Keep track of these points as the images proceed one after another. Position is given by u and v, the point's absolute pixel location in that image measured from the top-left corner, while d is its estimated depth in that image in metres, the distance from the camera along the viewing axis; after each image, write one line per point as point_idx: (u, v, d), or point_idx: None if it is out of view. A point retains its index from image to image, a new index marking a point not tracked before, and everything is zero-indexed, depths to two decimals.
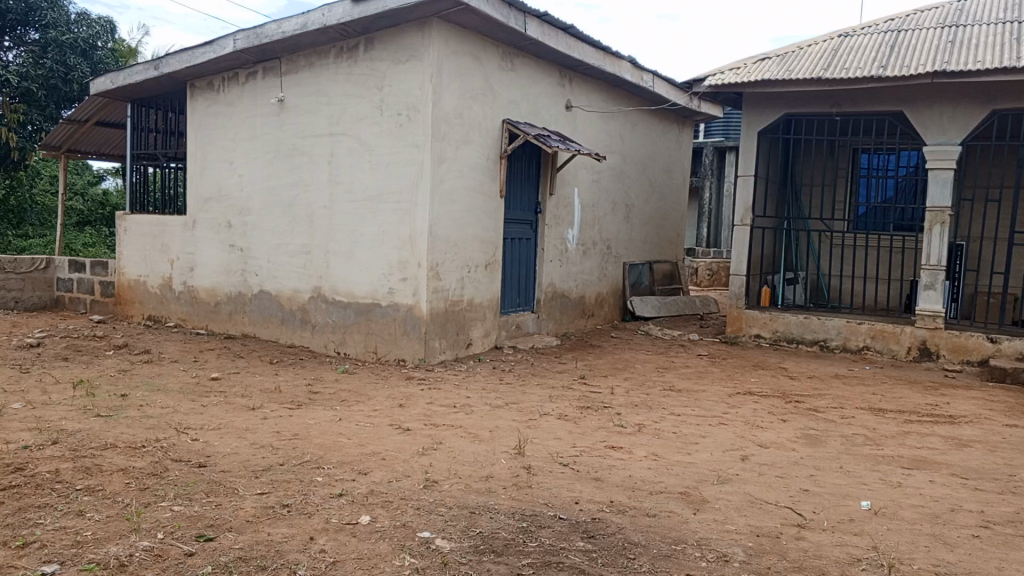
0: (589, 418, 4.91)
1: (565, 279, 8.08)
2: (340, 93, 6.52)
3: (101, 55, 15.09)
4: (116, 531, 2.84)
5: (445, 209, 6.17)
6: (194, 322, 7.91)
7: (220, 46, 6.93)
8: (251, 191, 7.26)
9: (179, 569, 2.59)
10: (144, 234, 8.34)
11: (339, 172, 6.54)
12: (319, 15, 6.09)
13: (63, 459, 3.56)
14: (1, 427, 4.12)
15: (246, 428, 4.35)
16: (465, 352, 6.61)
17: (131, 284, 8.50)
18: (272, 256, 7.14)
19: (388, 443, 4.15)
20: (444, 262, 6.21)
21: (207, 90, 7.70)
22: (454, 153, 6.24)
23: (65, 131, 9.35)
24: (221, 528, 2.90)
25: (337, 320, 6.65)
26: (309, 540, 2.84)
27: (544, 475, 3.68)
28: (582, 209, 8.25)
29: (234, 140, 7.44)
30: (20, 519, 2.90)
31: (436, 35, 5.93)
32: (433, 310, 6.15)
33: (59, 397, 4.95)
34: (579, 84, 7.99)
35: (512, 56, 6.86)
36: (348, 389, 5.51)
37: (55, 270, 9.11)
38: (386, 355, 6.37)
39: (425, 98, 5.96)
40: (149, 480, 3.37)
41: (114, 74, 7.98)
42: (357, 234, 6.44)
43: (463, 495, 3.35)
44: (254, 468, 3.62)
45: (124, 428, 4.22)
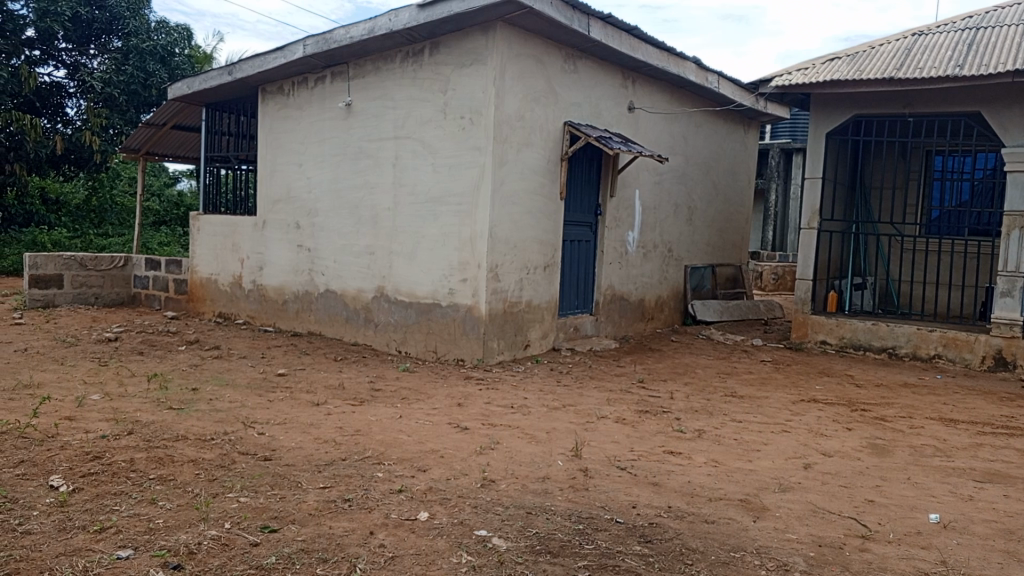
0: (648, 422, 4.87)
1: (625, 281, 8.04)
2: (405, 97, 6.63)
3: (179, 61, 15.64)
4: (186, 519, 2.96)
5: (506, 210, 6.21)
6: (262, 320, 8.15)
7: (291, 52, 7.14)
8: (319, 193, 7.45)
9: (245, 558, 2.68)
10: (216, 234, 8.63)
11: (403, 174, 6.65)
12: (386, 21, 6.21)
13: (137, 449, 3.73)
14: (81, 417, 4.34)
15: (310, 423, 4.47)
16: (524, 353, 6.64)
17: (203, 282, 8.82)
18: (337, 256, 7.30)
19: (447, 442, 4.21)
20: (503, 263, 6.25)
21: (278, 95, 7.93)
22: (515, 155, 6.28)
23: (144, 133, 9.75)
24: (284, 520, 2.99)
25: (398, 319, 6.77)
26: (368, 535, 2.91)
27: (600, 478, 3.67)
28: (644, 211, 8.19)
29: (303, 143, 7.64)
30: (98, 505, 3.05)
31: (499, 38, 5.97)
32: (492, 311, 6.20)
33: (135, 389, 5.17)
34: (642, 85, 7.94)
35: (574, 58, 6.86)
36: (409, 388, 5.60)
37: (132, 268, 9.50)
38: (445, 355, 6.45)
39: (488, 102, 6.02)
40: (218, 471, 3.50)
41: (191, 80, 8.30)
42: (419, 236, 6.54)
43: (520, 495, 3.37)
44: (317, 462, 3.72)
45: (195, 420, 4.39)
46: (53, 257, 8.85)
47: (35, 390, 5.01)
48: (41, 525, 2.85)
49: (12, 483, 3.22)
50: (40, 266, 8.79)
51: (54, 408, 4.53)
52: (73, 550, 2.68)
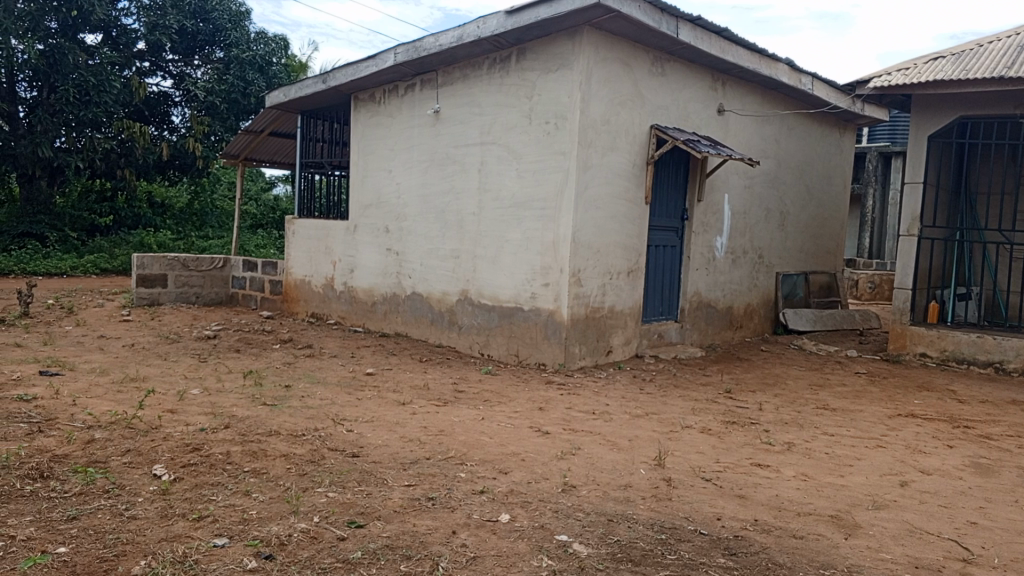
0: (735, 433, 4.76)
1: (712, 287, 7.88)
2: (492, 102, 6.70)
3: (276, 70, 16.38)
4: (278, 511, 3.07)
5: (589, 215, 6.18)
6: (352, 320, 8.38)
7: (382, 61, 7.33)
8: (408, 198, 7.61)
9: (332, 551, 2.76)
10: (310, 237, 8.93)
11: (488, 179, 6.72)
12: (474, 28, 6.31)
13: (234, 442, 3.90)
14: (182, 410, 4.57)
15: (396, 422, 4.57)
16: (606, 359, 6.60)
17: (298, 283, 9.14)
18: (424, 259, 7.44)
19: (528, 445, 4.22)
20: (586, 268, 6.22)
21: (370, 103, 8.16)
22: (600, 160, 6.25)
23: (244, 141, 10.19)
24: (370, 516, 3.07)
25: (482, 323, 6.84)
26: (451, 534, 2.95)
27: (684, 488, 3.61)
28: (733, 216, 8.02)
29: (392, 150, 7.83)
30: (197, 495, 3.20)
31: (586, 43, 5.96)
32: (574, 316, 6.18)
33: (231, 385, 5.42)
34: (732, 87, 7.77)
35: (662, 60, 6.79)
36: (491, 390, 5.64)
37: (230, 269, 9.89)
38: (527, 359, 6.47)
39: (573, 107, 6.02)
40: (308, 466, 3.62)
41: (287, 88, 8.62)
42: (503, 240, 6.60)
43: (601, 502, 3.35)
44: (402, 460, 3.80)
45: (287, 416, 4.56)
46: (159, 258, 9.35)
47: (141, 383, 5.31)
48: (145, 511, 3.02)
49: (120, 470, 3.42)
50: (147, 266, 9.31)
51: (158, 401, 4.79)
52: (173, 536, 2.82)
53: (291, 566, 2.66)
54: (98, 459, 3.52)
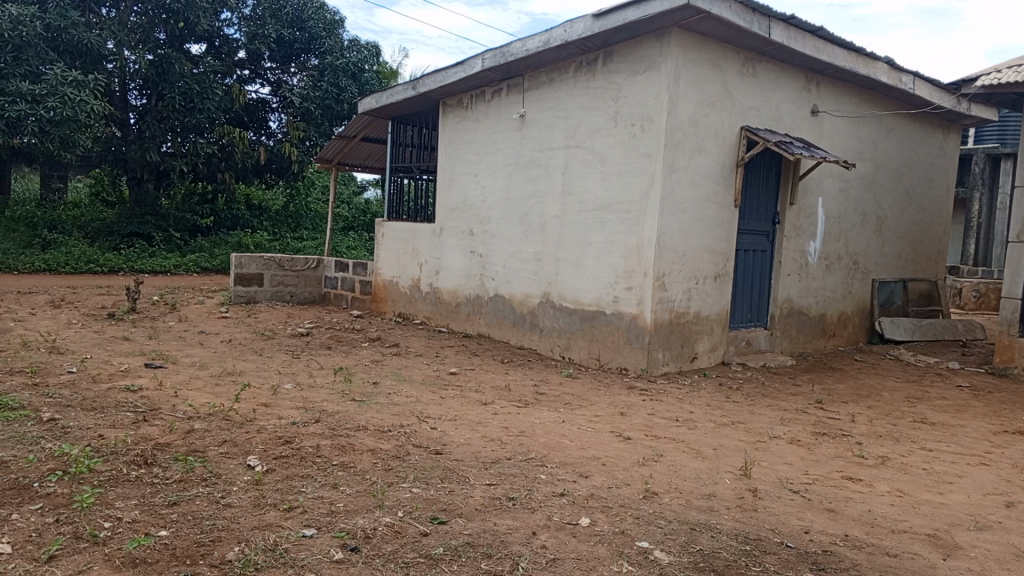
0: (825, 445, 4.61)
1: (803, 294, 7.64)
2: (578, 106, 6.70)
3: (368, 77, 16.89)
4: (363, 505, 3.16)
5: (675, 218, 6.09)
6: (437, 320, 8.53)
7: (470, 66, 7.44)
8: (492, 201, 7.69)
9: (415, 546, 2.82)
10: (398, 239, 9.14)
11: (572, 182, 6.72)
12: (561, 32, 6.32)
13: (323, 436, 4.03)
14: (275, 403, 4.76)
15: (478, 421, 4.63)
16: (690, 365, 6.48)
17: (386, 283, 9.37)
18: (507, 262, 7.50)
19: (609, 450, 4.20)
20: (671, 272, 6.13)
21: (457, 108, 8.29)
22: (687, 162, 6.14)
23: (337, 146, 10.51)
24: (452, 513, 3.12)
25: (563, 326, 6.84)
26: (531, 535, 2.96)
27: (771, 500, 3.52)
28: (826, 221, 7.75)
29: (478, 154, 7.93)
30: (287, 486, 3.32)
31: (674, 44, 5.89)
32: (658, 321, 6.09)
33: (322, 380, 5.62)
34: (827, 88, 7.53)
35: (753, 61, 6.63)
36: (573, 394, 5.64)
37: (323, 269, 10.23)
38: (609, 363, 6.43)
39: (660, 108, 5.94)
40: (393, 461, 3.71)
41: (378, 94, 8.85)
42: (586, 243, 6.58)
43: (683, 510, 3.30)
44: (484, 459, 3.84)
45: (375, 412, 4.69)
46: (256, 258, 9.74)
47: (238, 377, 5.57)
48: (240, 499, 3.16)
49: (217, 460, 3.58)
50: (245, 266, 9.70)
51: (254, 394, 4.99)
52: (265, 525, 2.94)
53: (375, 559, 2.73)
54: (197, 449, 3.70)
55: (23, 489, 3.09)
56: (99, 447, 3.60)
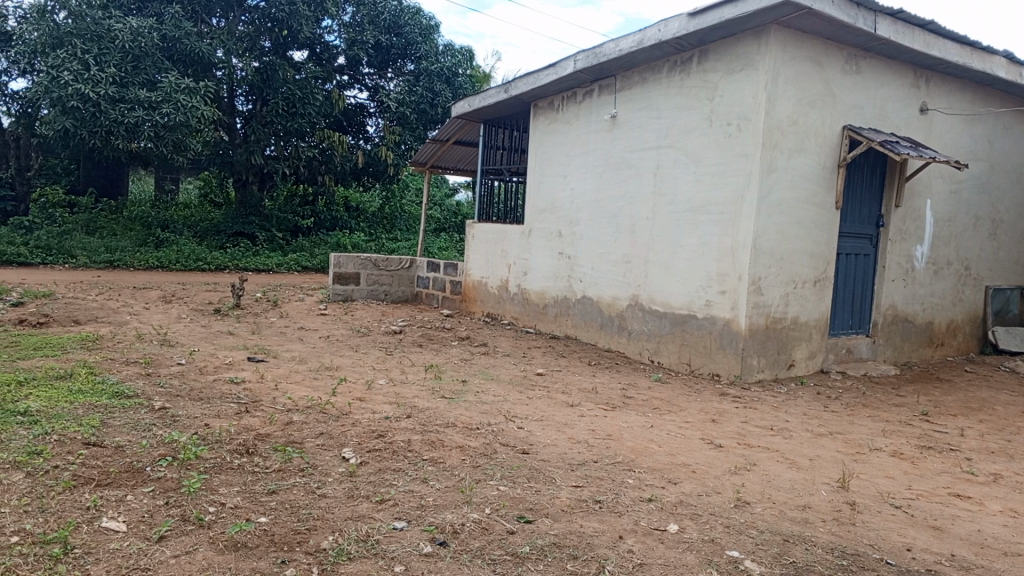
0: (931, 460, 4.38)
1: (909, 300, 7.29)
2: (671, 106, 6.60)
3: (461, 81, 17.29)
4: (452, 500, 3.21)
5: (772, 220, 5.91)
6: (524, 321, 8.57)
7: (562, 68, 7.46)
8: (581, 203, 7.67)
9: (502, 543, 2.85)
10: (488, 241, 9.25)
11: (664, 183, 6.62)
12: (655, 31, 6.26)
13: (414, 431, 4.12)
14: (370, 398, 4.89)
15: (565, 423, 4.63)
16: (787, 373, 6.28)
17: (475, 284, 9.49)
18: (596, 264, 7.47)
19: (699, 457, 4.12)
20: (768, 276, 5.95)
21: (548, 109, 8.32)
22: (786, 162, 5.95)
23: (431, 149, 10.73)
24: (539, 513, 3.13)
25: (653, 329, 6.75)
26: (617, 538, 2.94)
27: (870, 514, 3.37)
28: (936, 224, 7.38)
29: (568, 155, 7.93)
30: (380, 478, 3.42)
31: (773, 41, 5.72)
32: (753, 326, 5.92)
33: (414, 376, 5.76)
34: (938, 84, 7.16)
35: (858, 57, 6.38)
36: (662, 398, 5.55)
37: (416, 269, 10.46)
38: (700, 368, 6.30)
39: (757, 107, 5.78)
40: (482, 459, 3.75)
41: (472, 98, 8.97)
42: (677, 245, 6.47)
43: (776, 521, 3.20)
44: (571, 461, 3.84)
45: (464, 409, 4.76)
46: (352, 258, 10.02)
47: (335, 371, 5.76)
48: (335, 490, 3.27)
49: (314, 451, 3.71)
50: (342, 265, 10.00)
51: (349, 389, 5.16)
52: (358, 516, 3.02)
53: (463, 554, 2.77)
54: (295, 440, 3.85)
55: (136, 472, 3.28)
56: (205, 435, 3.79)
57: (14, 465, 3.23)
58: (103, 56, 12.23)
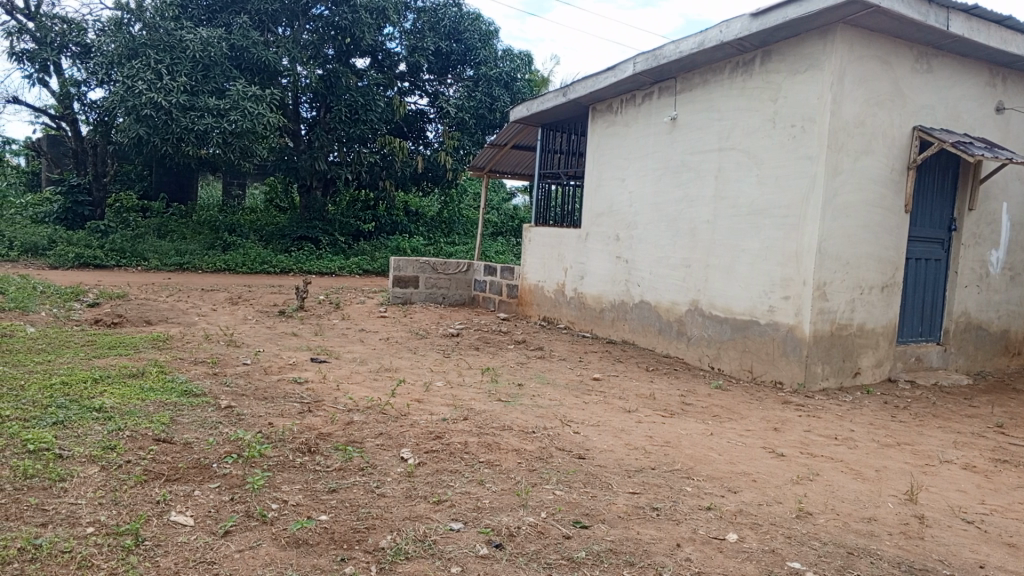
0: (1006, 474, 4.20)
1: (984, 308, 7.02)
2: (733, 107, 6.50)
3: (519, 86, 17.32)
4: (508, 503, 3.22)
5: (838, 224, 5.76)
6: (581, 325, 8.54)
7: (621, 70, 7.42)
8: (639, 206, 7.62)
9: (558, 548, 2.84)
10: (545, 244, 9.25)
11: (725, 186, 6.52)
12: (717, 32, 6.18)
13: (471, 433, 4.14)
14: (427, 400, 4.95)
15: (622, 429, 4.60)
16: (853, 381, 6.11)
17: (531, 287, 9.51)
18: (654, 268, 7.40)
19: (760, 466, 4.04)
20: (833, 282, 5.80)
21: (606, 113, 8.29)
22: (852, 164, 5.80)
23: (488, 154, 10.79)
24: (595, 518, 3.11)
25: (713, 335, 6.65)
26: (675, 546, 2.91)
27: (940, 529, 3.25)
28: (1012, 228, 7.08)
29: (627, 158, 7.89)
30: (437, 480, 3.45)
31: (840, 41, 5.58)
32: (818, 333, 5.78)
33: (470, 379, 5.80)
34: (1015, 83, 6.88)
35: (929, 56, 6.17)
36: (721, 406, 5.46)
37: (474, 273, 10.50)
38: (762, 375, 6.18)
39: (823, 108, 5.64)
40: (537, 462, 3.76)
41: (530, 102, 9.00)
42: (739, 249, 6.36)
43: (840, 533, 3.12)
44: (627, 467, 3.81)
45: (519, 413, 4.77)
46: (412, 261, 10.15)
47: (394, 373, 5.85)
48: (393, 490, 3.31)
49: (373, 451, 3.77)
50: (401, 268, 10.15)
51: (407, 390, 5.22)
52: (415, 516, 3.06)
53: (519, 557, 2.77)
54: (355, 439, 3.91)
55: (203, 468, 3.39)
56: (269, 433, 3.88)
57: (90, 458, 3.37)
58: (175, 66, 12.67)
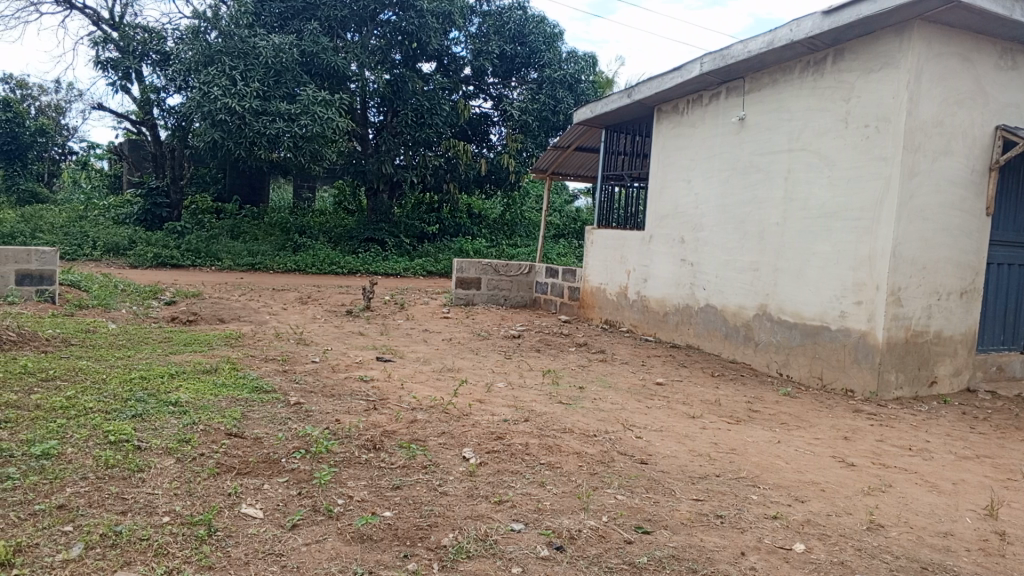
0: None
1: None
2: (803, 107, 6.35)
3: (584, 87, 17.23)
4: (569, 506, 3.22)
5: (914, 227, 5.57)
6: (644, 329, 8.46)
7: (687, 71, 7.33)
8: (705, 208, 7.51)
9: (620, 552, 2.82)
10: (608, 247, 9.20)
11: (795, 188, 6.37)
12: (787, 31, 6.06)
13: (532, 435, 4.15)
14: (489, 400, 4.98)
15: (686, 435, 4.54)
16: (929, 390, 5.90)
17: (594, 290, 9.46)
18: (720, 271, 7.27)
19: (829, 475, 3.93)
20: (909, 287, 5.61)
21: (672, 114, 8.20)
22: (930, 166, 5.59)
23: (552, 156, 10.81)
24: (657, 524, 3.08)
25: (781, 340, 6.50)
26: (740, 555, 2.86)
27: (1022, 546, 3.11)
28: None
29: (693, 160, 7.79)
30: (498, 480, 3.47)
31: (917, 38, 5.39)
32: (892, 340, 5.59)
33: (532, 381, 5.81)
34: None
35: (1013, 52, 5.91)
36: (790, 413, 5.34)
37: (535, 275, 10.51)
38: (832, 383, 6.01)
39: (898, 108, 5.46)
40: (599, 466, 3.74)
41: (594, 103, 8.97)
42: (809, 253, 6.20)
43: (913, 547, 3.02)
44: (691, 473, 3.76)
45: (581, 416, 4.75)
46: (474, 263, 10.24)
47: (457, 373, 5.90)
48: (455, 488, 3.35)
49: (436, 450, 3.82)
50: (464, 270, 10.26)
51: (469, 390, 5.26)
52: (477, 515, 3.08)
53: (580, 560, 2.77)
54: (419, 437, 3.97)
55: (273, 462, 3.49)
56: (336, 430, 3.97)
57: (166, 451, 3.51)
58: (249, 72, 13.08)
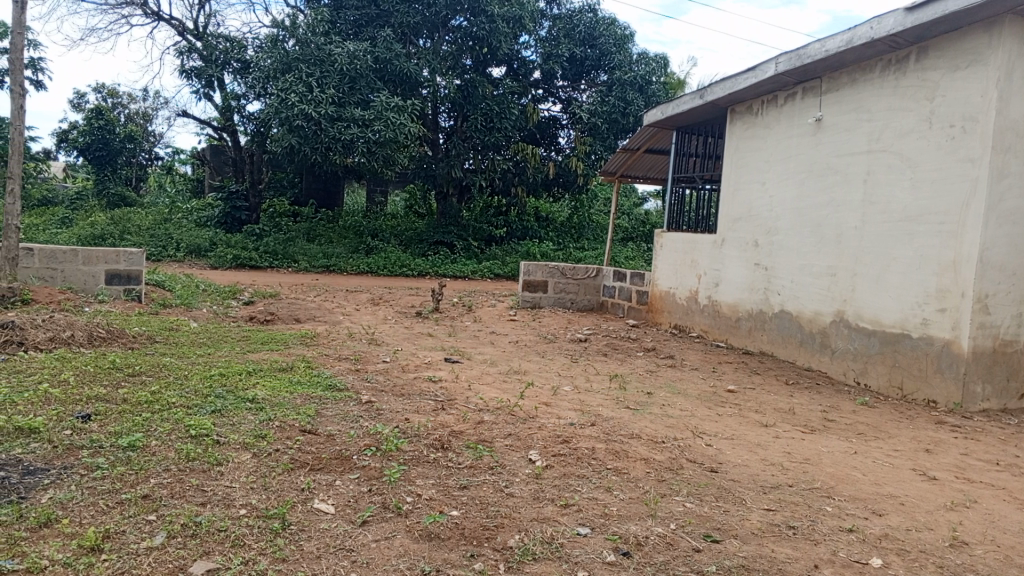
0: None
1: None
2: (884, 107, 6.14)
3: (655, 89, 16.98)
4: (636, 512, 3.19)
5: (1003, 231, 5.31)
6: (715, 334, 8.32)
7: (761, 71, 7.19)
8: (780, 211, 7.34)
9: (687, 560, 2.79)
10: (678, 250, 9.08)
11: (875, 191, 6.16)
12: (868, 29, 5.87)
13: (598, 439, 4.13)
14: (555, 404, 4.98)
15: (757, 443, 4.44)
16: (1018, 403, 5.62)
17: (663, 294, 9.35)
18: (796, 276, 7.09)
19: (909, 489, 3.78)
20: (997, 294, 5.36)
21: (746, 114, 8.05)
22: (1021, 167, 5.33)
23: (621, 158, 10.74)
24: (727, 533, 3.03)
25: (860, 348, 6.29)
26: (813, 567, 2.78)
27: None
28: None
29: (767, 162, 7.62)
30: (564, 483, 3.47)
31: (1008, 33, 5.14)
32: (978, 349, 5.35)
33: (599, 385, 5.78)
34: None
35: None
36: (867, 424, 5.16)
37: (603, 278, 10.45)
38: (913, 393, 5.79)
39: (987, 107, 5.22)
40: (667, 473, 3.69)
41: (664, 105, 8.88)
42: (889, 257, 5.98)
43: (1000, 567, 2.88)
44: (763, 483, 3.68)
45: (648, 422, 4.70)
46: (541, 266, 10.27)
47: (524, 376, 5.92)
48: (521, 490, 3.36)
49: (503, 451, 3.84)
50: (532, 273, 10.29)
51: (536, 393, 5.28)
52: (543, 517, 3.09)
53: (646, 567, 2.74)
54: (485, 439, 3.99)
55: (345, 459, 3.57)
56: (405, 428, 4.04)
57: (244, 445, 3.63)
58: (324, 79, 13.41)
